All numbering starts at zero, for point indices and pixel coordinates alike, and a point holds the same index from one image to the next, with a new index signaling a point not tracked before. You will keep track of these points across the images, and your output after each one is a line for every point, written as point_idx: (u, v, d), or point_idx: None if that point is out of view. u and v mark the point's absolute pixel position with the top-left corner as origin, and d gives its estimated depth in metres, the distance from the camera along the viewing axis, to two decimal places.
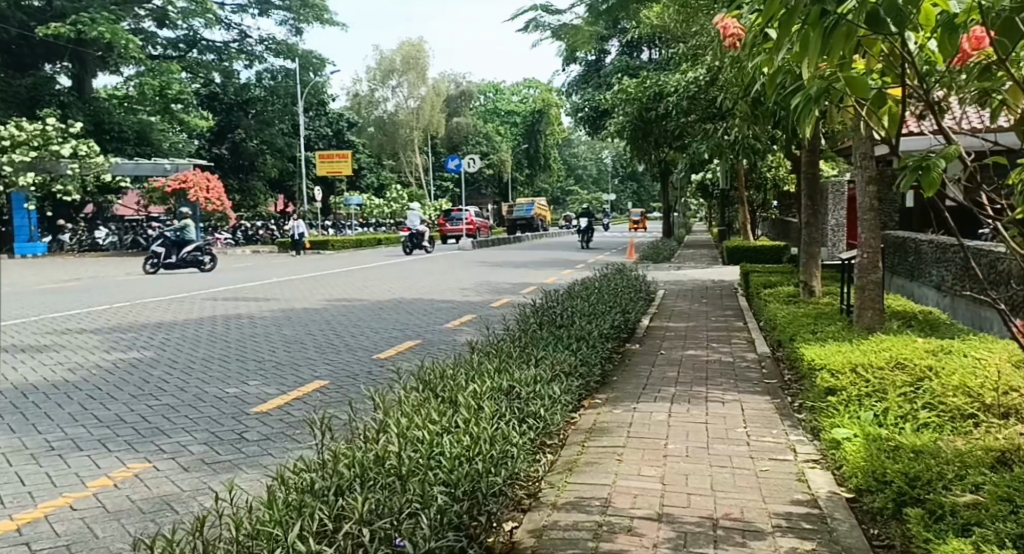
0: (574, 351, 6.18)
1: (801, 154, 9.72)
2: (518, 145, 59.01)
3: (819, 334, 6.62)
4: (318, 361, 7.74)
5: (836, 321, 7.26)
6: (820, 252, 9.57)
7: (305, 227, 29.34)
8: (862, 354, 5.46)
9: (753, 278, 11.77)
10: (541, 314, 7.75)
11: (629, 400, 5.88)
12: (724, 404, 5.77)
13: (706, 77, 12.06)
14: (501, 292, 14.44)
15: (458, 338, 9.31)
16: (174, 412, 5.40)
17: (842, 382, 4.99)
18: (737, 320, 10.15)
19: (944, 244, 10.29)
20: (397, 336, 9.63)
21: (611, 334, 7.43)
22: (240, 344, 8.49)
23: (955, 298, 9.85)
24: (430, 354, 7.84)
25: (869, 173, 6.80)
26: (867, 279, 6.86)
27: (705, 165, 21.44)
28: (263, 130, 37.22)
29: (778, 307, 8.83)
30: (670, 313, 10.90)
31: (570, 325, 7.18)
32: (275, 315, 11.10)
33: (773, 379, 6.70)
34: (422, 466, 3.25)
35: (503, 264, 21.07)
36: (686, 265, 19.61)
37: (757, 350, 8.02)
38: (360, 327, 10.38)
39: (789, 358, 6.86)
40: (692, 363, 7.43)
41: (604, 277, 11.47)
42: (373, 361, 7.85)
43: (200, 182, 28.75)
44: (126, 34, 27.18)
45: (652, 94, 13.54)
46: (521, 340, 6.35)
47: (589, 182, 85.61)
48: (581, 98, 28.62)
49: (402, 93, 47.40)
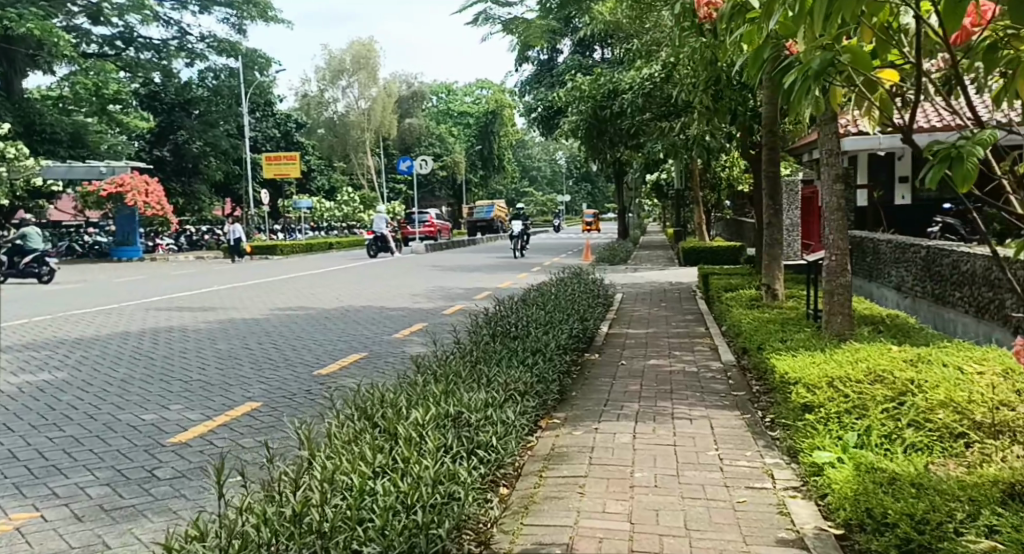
0: (530, 367, 5.72)
1: (762, 148, 9.40)
2: (471, 146, 58.40)
3: (789, 342, 6.22)
4: (252, 380, 7.16)
5: (804, 327, 6.86)
6: (782, 255, 9.21)
7: (242, 231, 27.88)
8: (836, 365, 5.06)
9: (714, 280, 11.43)
10: (492, 324, 7.24)
11: (590, 420, 5.42)
12: (692, 421, 5.34)
13: (661, 73, 11.75)
14: (453, 298, 13.94)
15: (406, 350, 8.79)
16: (75, 447, 4.80)
17: (818, 396, 4.58)
18: (698, 325, 9.79)
19: (903, 242, 10.03)
20: (342, 349, 9.06)
21: (569, 346, 6.97)
22: (167, 363, 7.87)
23: (916, 299, 9.57)
24: (375, 372, 7.31)
25: (835, 170, 6.48)
26: (836, 282, 6.47)
27: (660, 164, 21.22)
28: (207, 132, 36.17)
29: (741, 312, 8.45)
30: (629, 318, 10.52)
31: (526, 336, 6.71)
32: (211, 327, 10.48)
33: (741, 391, 6.31)
34: (352, 523, 2.76)
35: (455, 268, 20.61)
36: (641, 267, 19.35)
37: (722, 358, 7.63)
38: (303, 338, 9.80)
39: (757, 368, 6.46)
40: (654, 375, 7.01)
41: (560, 281, 11.01)
42: (314, 378, 7.30)
43: (139, 185, 27.90)
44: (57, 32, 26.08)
45: (606, 92, 13.16)
46: (471, 356, 5.85)
47: (544, 184, 85.21)
48: (533, 98, 28.26)
49: (352, 94, 46.67)
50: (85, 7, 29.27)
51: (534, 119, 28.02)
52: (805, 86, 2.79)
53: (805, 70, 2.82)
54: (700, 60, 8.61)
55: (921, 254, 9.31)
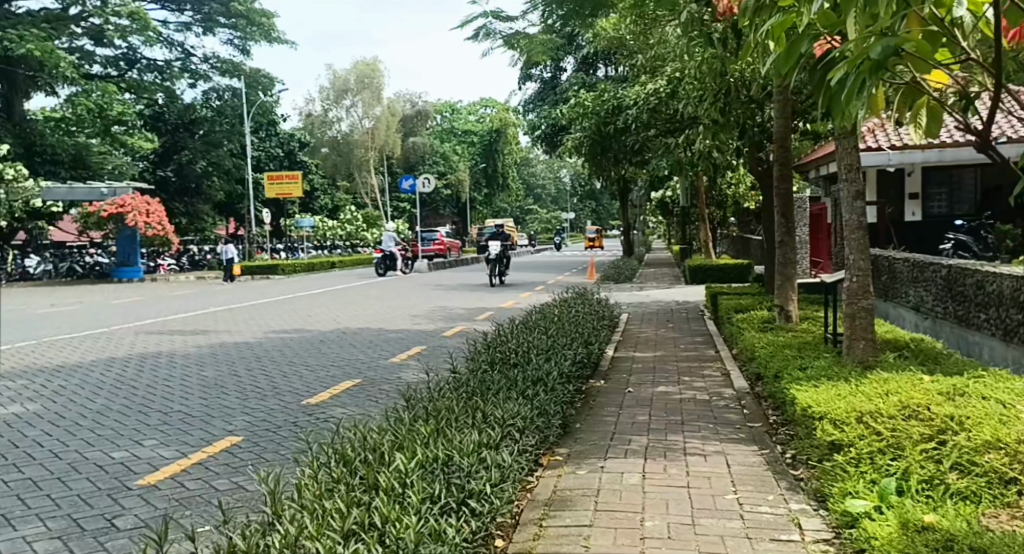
0: (530, 400, 5.29)
1: (774, 164, 9.02)
2: (475, 165, 58.21)
3: (809, 369, 5.79)
4: (236, 411, 6.73)
5: (823, 353, 6.42)
6: (795, 275, 8.81)
7: (234, 250, 27.49)
8: (866, 397, 4.63)
9: (723, 300, 11.00)
10: (491, 351, 6.81)
11: (595, 456, 4.98)
12: (707, 459, 4.89)
13: (667, 88, 11.36)
14: (454, 320, 13.56)
15: (402, 375, 8.38)
16: (33, 494, 4.49)
17: (849, 434, 4.17)
18: (708, 348, 9.38)
19: (922, 261, 9.60)
20: (334, 375, 8.61)
21: (573, 374, 6.53)
22: (149, 393, 7.46)
23: (936, 320, 9.13)
24: (366, 402, 6.92)
25: (856, 187, 6.08)
26: (857, 305, 6.05)
27: (665, 181, 20.91)
28: (209, 152, 35.89)
29: (753, 335, 8.01)
30: (636, 340, 10.13)
31: (526, 364, 6.28)
32: (201, 351, 10.13)
33: (757, 422, 5.87)
34: None
35: (458, 288, 20.26)
36: (647, 285, 18.98)
37: (734, 385, 7.17)
38: (295, 364, 9.37)
39: (774, 398, 6.01)
40: (663, 403, 6.56)
41: (564, 301, 10.60)
42: (302, 408, 6.86)
43: (139, 206, 27.76)
44: (57, 53, 25.83)
45: (609, 107, 12.64)
46: (468, 388, 5.43)
47: (549, 202, 84.97)
48: (537, 116, 27.99)
49: (357, 113, 46.49)
50: (88, 28, 29.04)
51: (538, 136, 27.66)
52: (859, 82, 2.70)
53: (857, 62, 2.72)
54: (709, 73, 8.23)
55: (941, 274, 8.89)
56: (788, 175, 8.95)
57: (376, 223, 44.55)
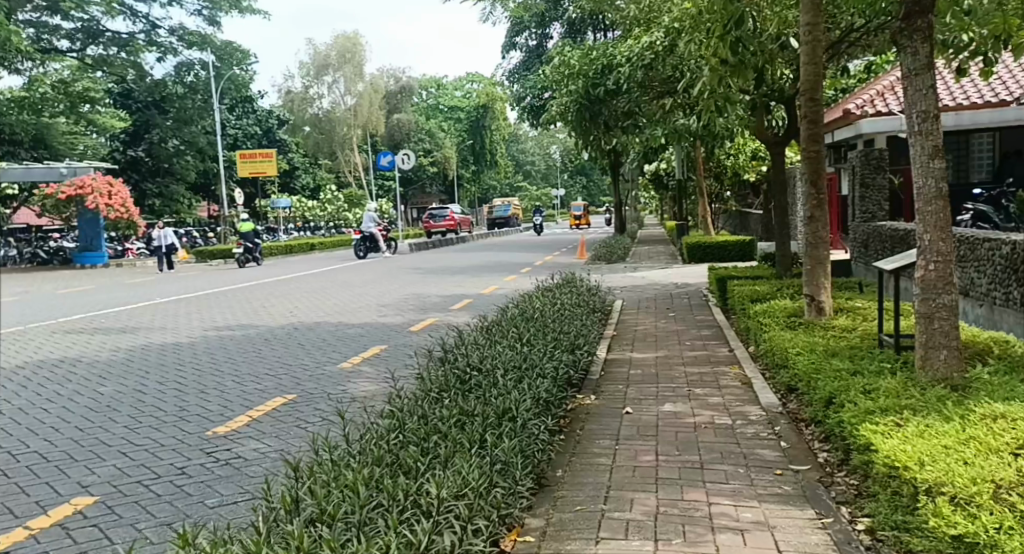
0: (489, 452, 3.76)
1: (802, 121, 7.35)
2: (462, 141, 56.16)
3: (875, 393, 4.25)
4: (113, 448, 5.09)
5: (884, 365, 4.85)
6: (827, 258, 7.27)
7: (173, 236, 24.23)
8: (992, 455, 3.12)
9: (733, 287, 9.40)
10: (447, 367, 5.25)
11: (580, 536, 3.45)
12: (748, 540, 3.35)
13: (666, 40, 9.78)
14: (427, 310, 11.92)
15: (348, 388, 6.80)
16: None
17: (985, 524, 2.67)
18: (720, 345, 7.79)
19: (972, 237, 8.04)
20: (265, 389, 6.93)
21: (554, 400, 4.96)
22: (13, 422, 5.78)
23: (995, 308, 7.57)
24: (286, 435, 5.34)
25: (933, 143, 4.55)
26: (935, 302, 4.52)
27: (659, 151, 19.25)
28: (182, 130, 33.66)
29: (779, 333, 6.43)
30: (634, 335, 8.50)
31: (489, 389, 4.73)
32: (115, 356, 8.47)
33: (805, 465, 4.31)
34: None
35: (439, 271, 18.61)
36: (643, 264, 17.40)
37: (762, 401, 5.62)
38: (224, 372, 7.70)
39: (826, 430, 4.45)
40: (673, 434, 4.94)
41: (548, 291, 9.02)
42: (202, 441, 5.21)
43: (101, 187, 25.94)
44: (12, 25, 22.36)
45: (599, 67, 10.63)
46: (405, 435, 3.88)
47: (537, 178, 82.73)
48: (522, 86, 26.14)
49: (339, 90, 44.16)
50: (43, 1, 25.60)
51: (524, 108, 26.03)
52: None
53: None
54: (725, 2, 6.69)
55: (1002, 252, 7.31)
56: (818, 134, 7.27)
57: (359, 204, 42.69)
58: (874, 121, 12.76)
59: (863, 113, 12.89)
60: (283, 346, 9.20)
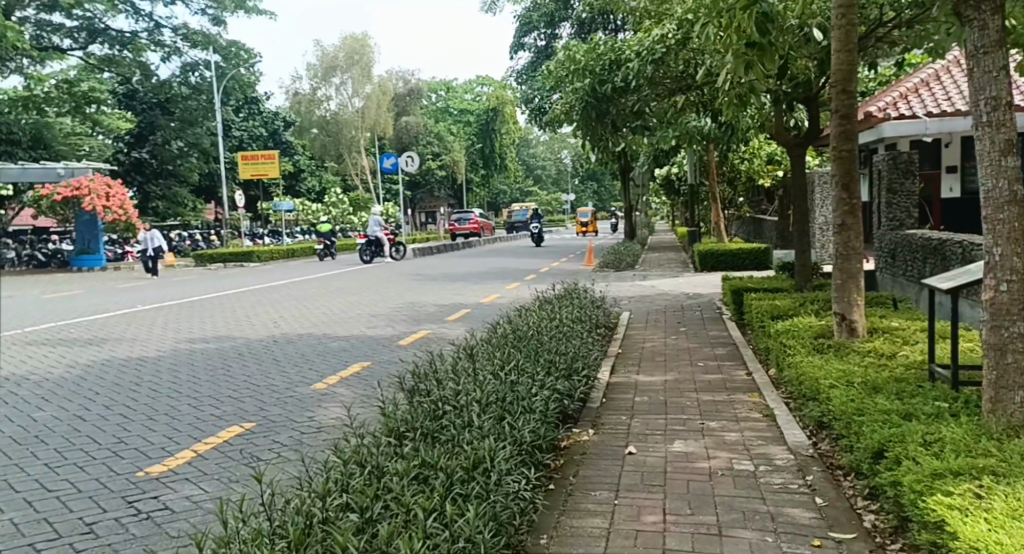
0: (451, 524, 2.95)
1: (832, 116, 6.48)
2: (472, 144, 55.38)
3: (937, 446, 3.42)
4: (16, 496, 4.30)
5: (939, 406, 4.02)
6: (859, 271, 6.42)
7: (161, 238, 23.30)
8: None
9: (751, 301, 8.53)
10: (416, 401, 4.43)
11: None
12: None
13: (678, 33, 8.95)
14: (420, 321, 11.14)
15: (317, 414, 5.99)
16: None
17: None
18: (737, 367, 6.95)
19: None
20: (222, 414, 6.12)
21: (541, 442, 4.13)
22: None
23: None
24: (229, 478, 4.53)
25: (1005, 137, 3.73)
26: (1010, 334, 3.68)
27: (669, 155, 18.42)
28: (185, 130, 32.95)
29: (807, 359, 5.57)
30: (642, 355, 7.66)
31: (461, 433, 3.90)
32: (70, 373, 7.70)
33: (850, 532, 3.49)
34: None
35: (441, 278, 17.81)
36: (652, 272, 16.60)
37: (789, 440, 4.77)
38: (183, 393, 6.91)
39: (874, 488, 3.62)
40: (684, 484, 4.12)
41: (545, 303, 8.18)
42: (125, 486, 4.43)
43: (99, 189, 25.36)
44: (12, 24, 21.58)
45: (607, 62, 9.72)
46: (349, 497, 3.07)
47: (548, 183, 81.74)
48: (530, 87, 25.37)
49: (346, 92, 43.41)
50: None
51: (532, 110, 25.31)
52: None
53: None
54: None
55: None
56: (851, 131, 6.40)
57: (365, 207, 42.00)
58: (897, 124, 11.88)
59: (886, 115, 12.00)
60: (257, 362, 8.38)
